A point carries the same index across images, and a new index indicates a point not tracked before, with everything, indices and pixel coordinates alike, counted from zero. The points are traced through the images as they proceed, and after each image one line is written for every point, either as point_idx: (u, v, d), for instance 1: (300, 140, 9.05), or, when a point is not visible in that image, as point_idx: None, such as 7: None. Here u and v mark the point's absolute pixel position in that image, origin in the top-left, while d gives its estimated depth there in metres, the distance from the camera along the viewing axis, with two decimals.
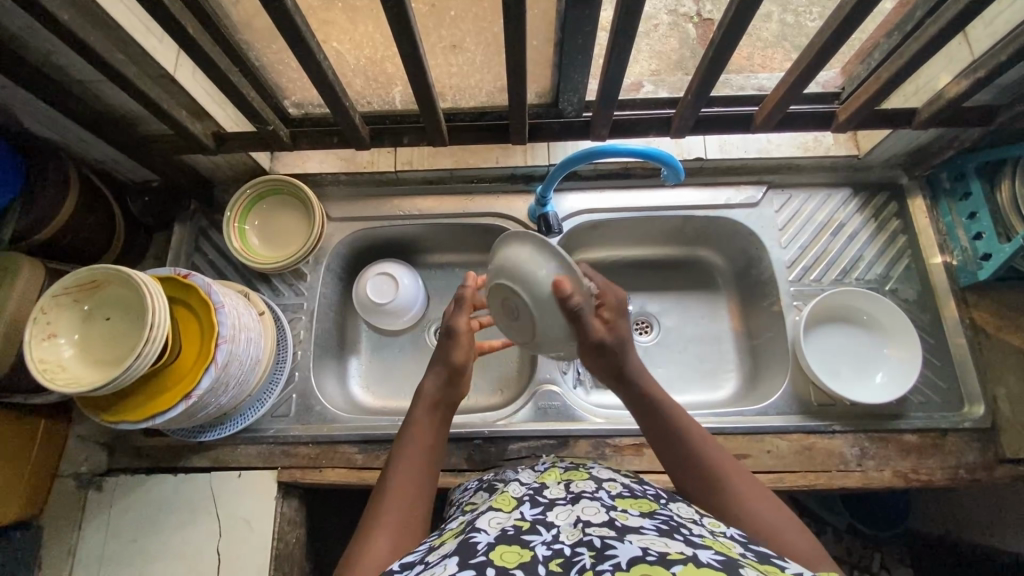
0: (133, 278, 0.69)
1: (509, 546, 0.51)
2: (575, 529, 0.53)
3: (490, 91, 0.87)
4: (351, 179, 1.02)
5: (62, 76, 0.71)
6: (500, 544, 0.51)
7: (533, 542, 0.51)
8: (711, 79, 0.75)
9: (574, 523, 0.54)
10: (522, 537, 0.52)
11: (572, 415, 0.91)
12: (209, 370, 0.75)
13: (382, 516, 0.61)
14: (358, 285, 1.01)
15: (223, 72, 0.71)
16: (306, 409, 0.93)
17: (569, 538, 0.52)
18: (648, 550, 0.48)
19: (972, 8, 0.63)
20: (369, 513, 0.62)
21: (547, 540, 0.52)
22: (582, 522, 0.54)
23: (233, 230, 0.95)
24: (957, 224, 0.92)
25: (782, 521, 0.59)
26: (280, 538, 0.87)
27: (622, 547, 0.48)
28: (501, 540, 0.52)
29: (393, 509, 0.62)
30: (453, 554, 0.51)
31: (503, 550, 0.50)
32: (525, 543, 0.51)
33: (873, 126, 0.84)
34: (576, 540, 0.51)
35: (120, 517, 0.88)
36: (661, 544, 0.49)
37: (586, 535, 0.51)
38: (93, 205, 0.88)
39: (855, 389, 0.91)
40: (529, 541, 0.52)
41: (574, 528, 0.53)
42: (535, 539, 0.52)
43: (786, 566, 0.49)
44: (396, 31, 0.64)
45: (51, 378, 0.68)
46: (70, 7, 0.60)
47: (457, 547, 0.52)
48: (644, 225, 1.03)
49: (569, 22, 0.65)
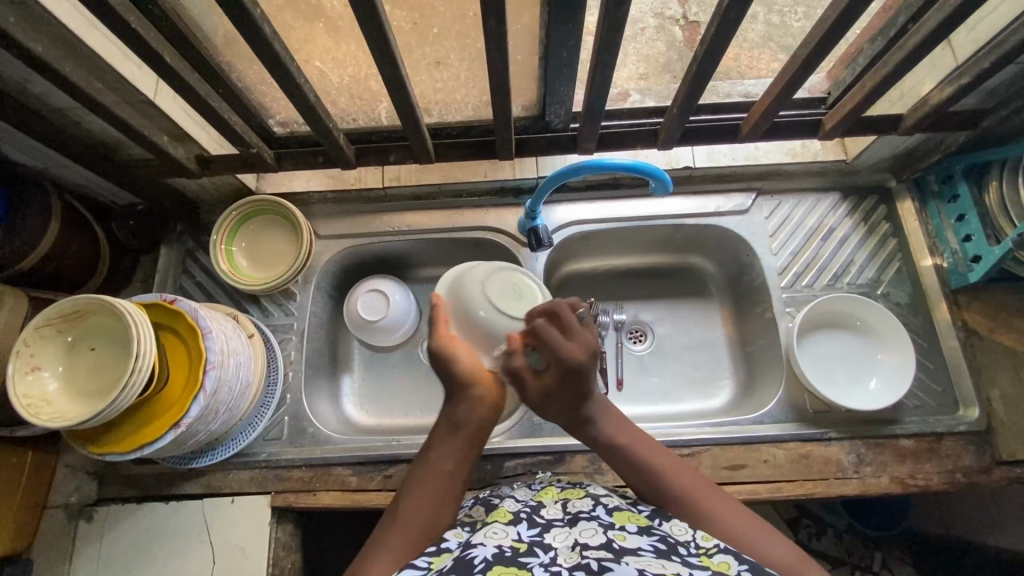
0: (114, 306, 0.68)
1: (506, 566, 0.51)
2: (573, 552, 0.52)
3: (476, 105, 0.87)
4: (338, 197, 1.01)
5: (40, 105, 0.70)
6: (498, 564, 0.51)
7: (530, 564, 0.51)
8: (698, 89, 0.74)
9: (571, 545, 0.54)
10: (519, 558, 0.52)
11: (567, 429, 0.91)
12: (197, 399, 0.74)
13: (391, 534, 0.61)
14: (349, 302, 1.00)
15: (203, 97, 0.71)
16: (299, 431, 0.92)
17: (567, 561, 0.51)
18: (646, 572, 0.48)
19: (952, 19, 0.63)
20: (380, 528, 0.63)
21: (545, 562, 0.51)
22: (580, 545, 0.53)
23: (219, 252, 0.94)
24: (946, 226, 0.92)
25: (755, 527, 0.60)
26: (275, 564, 0.86)
27: (620, 569, 0.48)
28: (498, 560, 0.51)
29: (402, 528, 0.61)
30: (450, 573, 0.50)
31: (501, 570, 0.50)
32: (522, 564, 0.51)
33: (858, 133, 0.85)
34: (574, 563, 0.50)
35: (112, 546, 0.87)
36: (659, 565, 0.49)
37: (584, 557, 0.51)
38: (76, 231, 0.87)
39: (851, 396, 0.91)
40: (526, 563, 0.51)
41: (573, 550, 0.53)
42: (532, 561, 0.52)
43: None
44: (377, 54, 0.63)
45: (34, 414, 0.66)
46: (45, 37, 0.60)
47: (453, 563, 0.52)
48: (634, 234, 1.02)
49: (551, 37, 0.65)
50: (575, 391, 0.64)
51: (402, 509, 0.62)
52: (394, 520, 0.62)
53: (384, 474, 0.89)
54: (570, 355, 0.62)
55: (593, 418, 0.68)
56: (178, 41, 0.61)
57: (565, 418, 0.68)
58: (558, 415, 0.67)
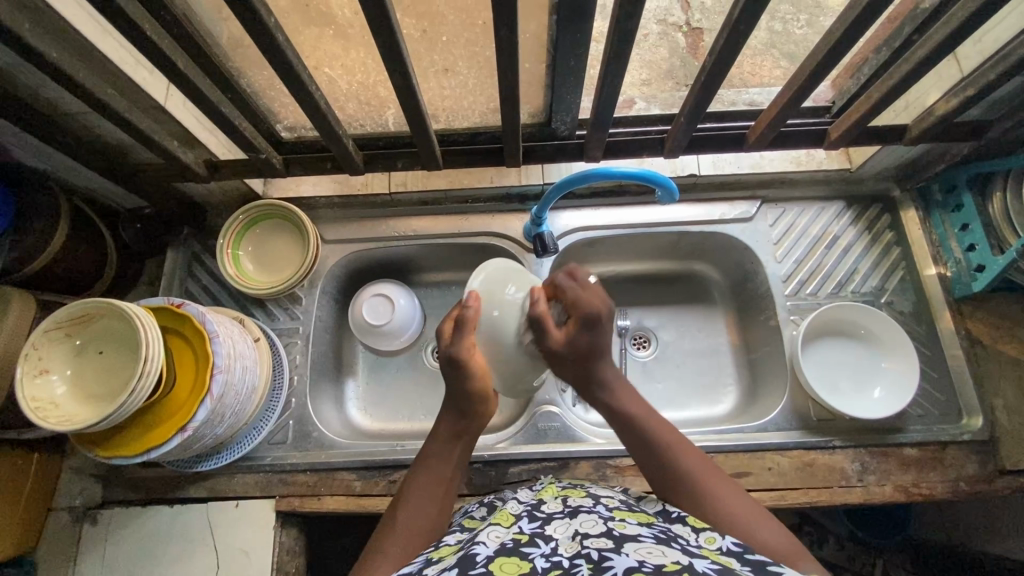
0: (123, 309, 0.68)
1: (508, 557, 0.51)
2: (574, 542, 0.52)
3: (483, 112, 0.87)
4: (345, 201, 1.02)
5: (51, 109, 0.71)
6: (500, 556, 0.51)
7: (531, 555, 0.51)
8: (705, 99, 0.75)
9: (572, 536, 0.54)
10: (521, 549, 0.52)
11: (572, 435, 0.91)
12: (204, 403, 0.74)
13: (392, 539, 0.62)
14: (353, 306, 1.00)
15: (215, 102, 0.71)
16: (304, 435, 0.92)
17: (568, 551, 0.51)
18: (645, 562, 0.47)
19: (958, 32, 0.64)
20: (377, 535, 0.64)
21: (546, 552, 0.51)
22: (580, 535, 0.53)
23: (226, 256, 0.94)
24: (949, 236, 0.93)
25: (759, 516, 0.60)
26: (279, 568, 0.86)
27: (620, 559, 0.48)
28: (500, 553, 0.51)
29: (404, 533, 0.62)
30: (452, 568, 0.50)
31: (502, 562, 0.50)
32: (524, 555, 0.51)
33: (863, 142, 0.85)
34: (575, 553, 0.50)
35: (115, 550, 0.87)
36: (658, 553, 0.49)
37: (584, 547, 0.51)
38: (83, 234, 0.87)
39: (855, 404, 0.91)
40: (528, 554, 0.51)
41: (573, 540, 0.53)
42: (533, 551, 0.52)
43: (782, 573, 0.48)
44: (388, 62, 0.64)
45: (43, 417, 0.67)
46: (60, 43, 0.60)
47: (456, 560, 0.52)
48: (639, 241, 1.03)
49: (561, 46, 0.65)
50: (592, 339, 0.69)
51: (400, 516, 0.64)
52: (392, 528, 0.63)
53: (389, 479, 0.89)
54: (585, 299, 0.69)
55: (606, 386, 0.70)
56: (191, 47, 0.62)
57: (575, 380, 0.71)
58: (570, 372, 0.70)
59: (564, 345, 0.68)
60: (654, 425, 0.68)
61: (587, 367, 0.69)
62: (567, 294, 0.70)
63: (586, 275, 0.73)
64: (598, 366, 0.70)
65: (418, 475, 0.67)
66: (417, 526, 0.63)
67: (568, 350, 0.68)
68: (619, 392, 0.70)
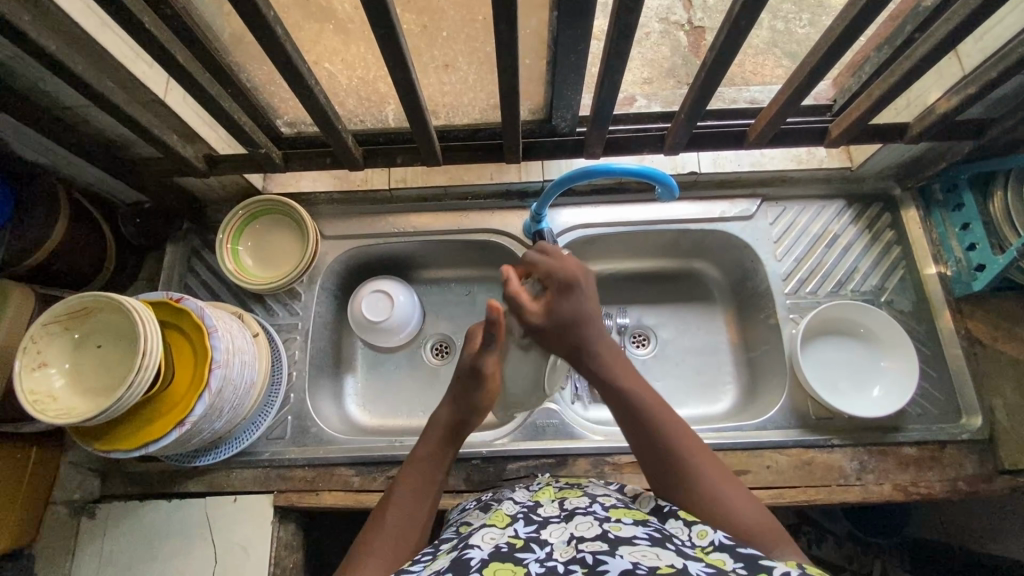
0: (122, 303, 0.68)
1: (502, 562, 0.51)
2: (569, 547, 0.52)
3: (483, 108, 0.87)
4: (345, 197, 1.02)
5: (51, 102, 0.71)
6: (494, 561, 0.51)
7: (526, 560, 0.51)
8: (705, 96, 0.75)
9: (567, 540, 0.54)
10: (516, 554, 0.52)
11: (571, 432, 0.91)
12: (202, 397, 0.74)
13: (379, 538, 0.62)
14: (353, 302, 1.00)
15: (215, 96, 0.71)
16: (303, 431, 0.92)
17: (563, 556, 0.51)
18: (640, 564, 0.47)
19: (959, 30, 0.63)
20: (365, 533, 0.64)
21: (541, 558, 0.52)
22: (575, 539, 0.53)
23: (226, 251, 0.94)
24: (950, 235, 0.93)
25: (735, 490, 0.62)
26: (277, 563, 0.86)
27: (614, 561, 0.48)
28: (494, 558, 0.51)
29: (391, 533, 0.63)
30: (447, 572, 0.50)
31: (497, 567, 0.50)
32: (518, 560, 0.51)
33: (864, 140, 0.85)
34: (569, 558, 0.50)
35: (114, 544, 0.87)
36: (653, 556, 0.49)
37: (579, 551, 0.51)
38: (83, 228, 0.88)
39: (854, 402, 0.91)
40: (522, 559, 0.51)
41: (568, 545, 0.53)
42: (528, 557, 0.52)
43: (774, 567, 0.48)
44: (388, 57, 0.63)
45: (42, 410, 0.67)
46: (59, 36, 0.60)
47: (450, 564, 0.52)
48: (638, 238, 1.03)
49: (561, 43, 0.65)
50: (571, 303, 0.70)
51: (389, 514, 0.64)
52: (380, 526, 0.64)
53: (387, 475, 0.89)
54: (560, 267, 0.72)
55: (594, 352, 0.71)
56: (190, 41, 0.62)
57: (563, 348, 0.72)
58: (556, 342, 0.72)
59: (544, 315, 0.70)
60: (642, 396, 0.69)
61: (572, 334, 0.70)
62: (541, 267, 0.73)
63: (558, 249, 0.75)
64: (584, 330, 0.71)
65: (409, 473, 0.68)
66: (406, 525, 0.64)
67: (552, 312, 0.70)
68: (609, 366, 0.71)
